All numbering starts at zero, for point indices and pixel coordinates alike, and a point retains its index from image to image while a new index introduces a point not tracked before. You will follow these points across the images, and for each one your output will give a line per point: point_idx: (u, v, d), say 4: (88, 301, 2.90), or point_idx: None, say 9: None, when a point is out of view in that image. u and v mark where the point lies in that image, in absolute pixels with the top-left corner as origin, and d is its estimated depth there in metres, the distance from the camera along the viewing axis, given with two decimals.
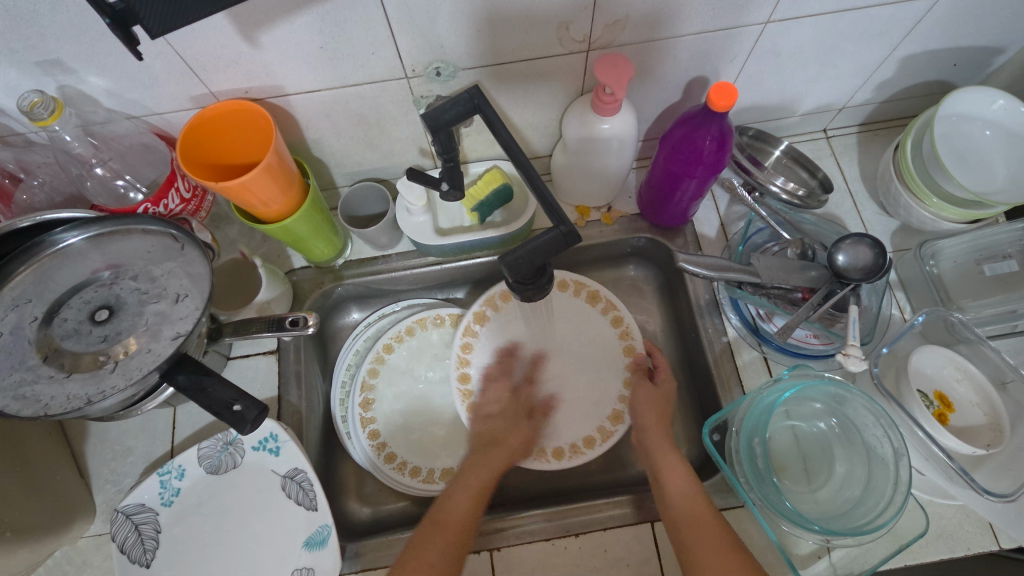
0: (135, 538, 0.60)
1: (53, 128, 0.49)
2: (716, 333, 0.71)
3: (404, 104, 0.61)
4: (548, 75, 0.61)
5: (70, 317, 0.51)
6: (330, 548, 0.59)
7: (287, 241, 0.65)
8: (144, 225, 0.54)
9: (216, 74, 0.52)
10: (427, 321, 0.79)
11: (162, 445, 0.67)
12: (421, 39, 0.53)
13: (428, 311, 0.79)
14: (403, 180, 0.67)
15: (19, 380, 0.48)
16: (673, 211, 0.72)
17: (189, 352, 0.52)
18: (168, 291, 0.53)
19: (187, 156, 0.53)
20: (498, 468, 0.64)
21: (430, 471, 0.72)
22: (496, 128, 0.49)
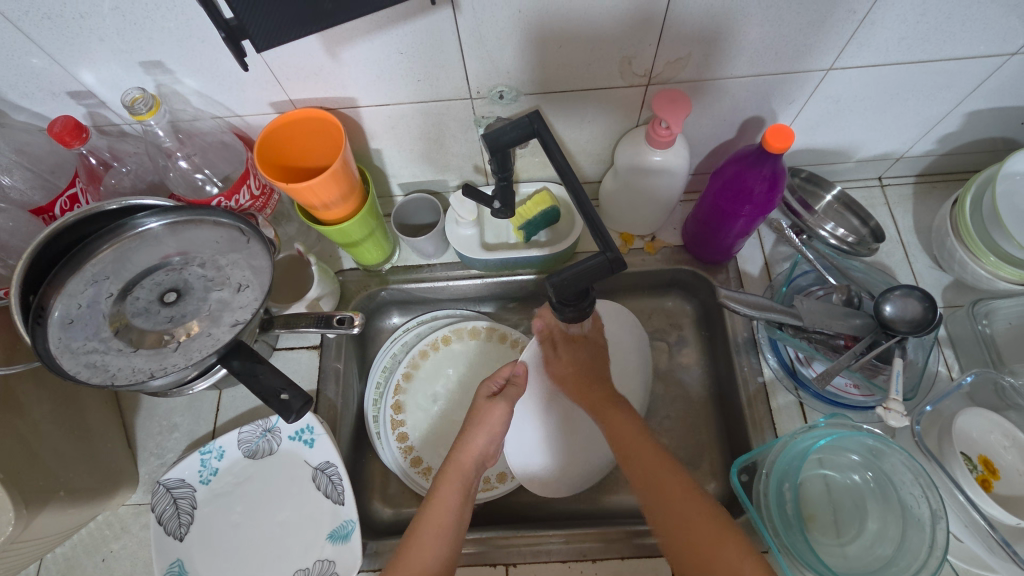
0: (172, 512, 0.63)
1: (148, 122, 0.53)
2: (752, 372, 0.70)
3: (464, 122, 0.64)
4: (606, 105, 0.63)
5: (141, 297, 0.55)
6: (352, 543, 0.61)
7: (342, 243, 0.68)
8: (216, 217, 0.58)
9: (297, 83, 0.56)
10: (464, 332, 0.80)
11: (204, 425, 0.71)
12: (488, 64, 0.56)
13: (467, 322, 0.81)
14: (456, 194, 0.71)
15: (93, 350, 0.51)
16: (717, 247, 0.72)
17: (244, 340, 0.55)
18: (231, 279, 0.57)
19: (262, 158, 0.57)
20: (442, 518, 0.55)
21: None
22: (552, 152, 0.51)
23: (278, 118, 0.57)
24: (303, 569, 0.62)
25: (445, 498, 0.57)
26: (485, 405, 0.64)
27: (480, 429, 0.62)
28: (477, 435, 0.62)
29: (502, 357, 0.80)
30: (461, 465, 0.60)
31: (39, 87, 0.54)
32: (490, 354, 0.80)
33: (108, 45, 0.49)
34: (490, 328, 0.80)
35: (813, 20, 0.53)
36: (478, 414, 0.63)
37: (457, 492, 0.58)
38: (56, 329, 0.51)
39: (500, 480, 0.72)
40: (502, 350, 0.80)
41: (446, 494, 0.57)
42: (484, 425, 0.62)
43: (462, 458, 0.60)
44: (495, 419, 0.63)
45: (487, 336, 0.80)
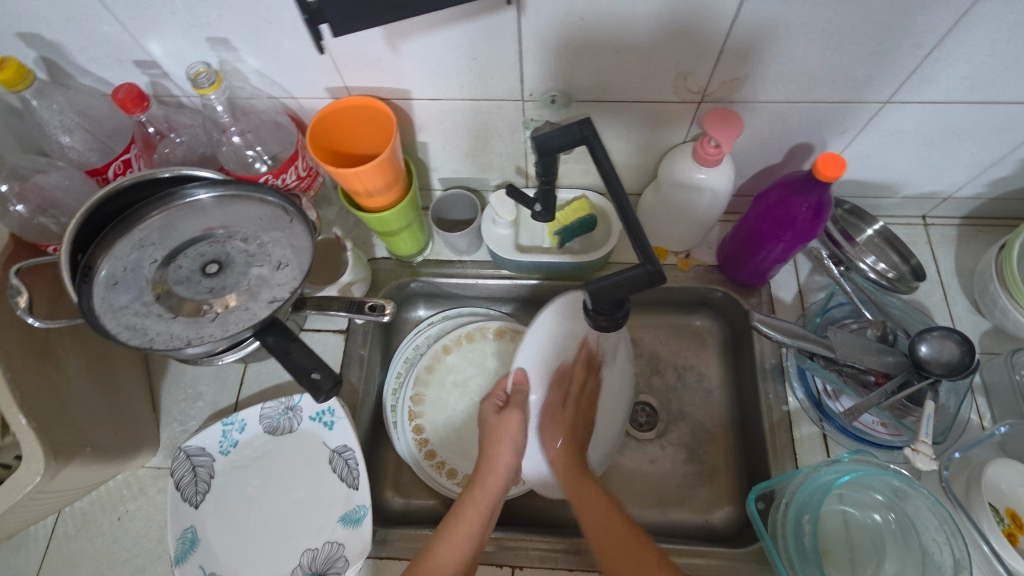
0: (190, 478, 0.64)
1: (208, 96, 0.55)
2: (777, 401, 0.69)
3: (513, 123, 0.64)
4: (655, 119, 0.63)
5: (184, 265, 0.56)
6: (362, 529, 0.61)
7: (379, 231, 0.69)
8: (262, 195, 0.57)
9: (354, 71, 0.56)
10: (487, 330, 0.81)
11: (228, 397, 0.72)
12: (543, 68, 0.56)
13: (491, 321, 0.81)
14: (496, 193, 0.71)
15: (134, 313, 0.53)
16: (752, 270, 0.71)
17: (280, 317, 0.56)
18: (271, 257, 0.58)
19: (313, 140, 0.58)
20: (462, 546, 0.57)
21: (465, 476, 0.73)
22: (599, 161, 0.52)
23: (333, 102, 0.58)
24: (312, 548, 0.62)
25: (467, 521, 0.59)
26: (495, 419, 0.65)
27: (503, 444, 0.64)
28: (501, 452, 0.64)
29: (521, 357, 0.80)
30: (488, 489, 0.62)
31: (108, 53, 0.55)
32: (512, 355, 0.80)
33: (178, 19, 0.51)
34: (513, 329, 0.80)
35: (876, 51, 0.52)
36: (495, 431, 0.64)
37: (478, 521, 0.60)
38: (100, 289, 0.53)
39: (511, 483, 0.71)
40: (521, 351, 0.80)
41: (468, 522, 0.59)
42: (501, 440, 0.64)
43: (489, 481, 0.63)
44: (511, 430, 0.64)
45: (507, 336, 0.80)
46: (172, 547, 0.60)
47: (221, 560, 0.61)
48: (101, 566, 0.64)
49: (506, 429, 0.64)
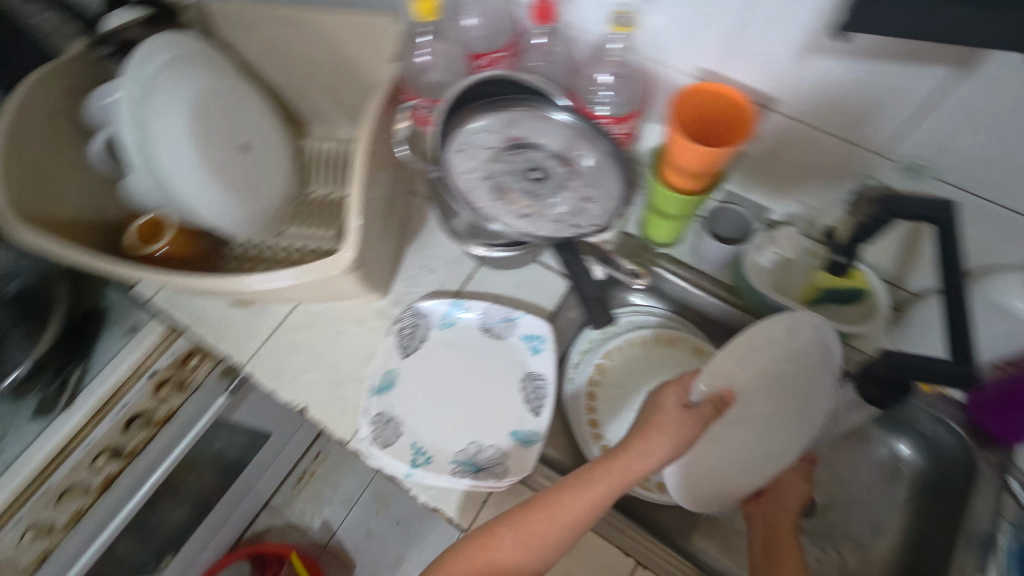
0: (409, 331, 0.73)
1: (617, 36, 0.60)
2: (971, 567, 0.63)
3: (847, 172, 0.63)
4: (1003, 234, 0.59)
5: (511, 163, 0.61)
6: (530, 451, 0.65)
7: (656, 204, 0.71)
8: (595, 139, 0.57)
9: (743, 67, 0.59)
10: (686, 342, 0.81)
11: (456, 284, 0.79)
12: (927, 136, 0.55)
13: (694, 337, 0.81)
14: (785, 229, 0.70)
15: (471, 179, 0.63)
16: (1015, 431, 0.62)
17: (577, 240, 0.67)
18: (581, 192, 0.61)
19: (675, 108, 0.60)
20: (570, 526, 0.52)
21: None
22: (950, 251, 0.52)
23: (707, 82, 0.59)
24: (477, 442, 0.67)
25: (591, 499, 0.53)
26: (659, 395, 0.59)
27: (664, 429, 0.55)
28: (659, 439, 0.54)
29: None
30: (627, 473, 0.53)
31: None
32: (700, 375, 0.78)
33: None
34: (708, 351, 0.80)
35: None
36: (656, 411, 0.57)
37: (602, 502, 0.53)
38: (448, 149, 0.61)
39: (659, 489, 0.72)
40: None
41: (591, 499, 0.53)
42: (668, 424, 0.55)
43: (632, 467, 0.53)
44: (676, 422, 0.55)
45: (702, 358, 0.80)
46: (377, 379, 0.69)
47: (404, 408, 0.69)
48: (312, 361, 0.75)
49: (678, 425, 0.56)
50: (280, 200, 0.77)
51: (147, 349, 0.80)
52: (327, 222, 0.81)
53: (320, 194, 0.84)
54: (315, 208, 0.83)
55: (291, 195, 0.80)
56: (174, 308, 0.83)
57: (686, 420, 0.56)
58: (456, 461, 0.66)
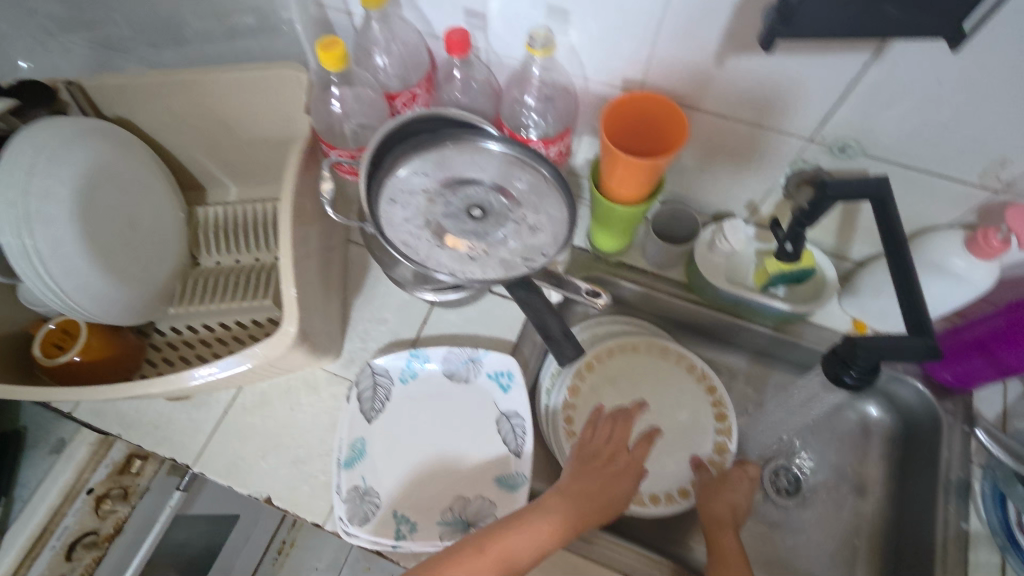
0: (370, 393, 0.68)
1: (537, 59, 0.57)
2: (956, 518, 0.65)
3: (779, 161, 0.63)
4: (935, 197, 0.59)
5: (450, 203, 0.58)
6: (517, 495, 0.63)
7: (601, 218, 0.71)
8: (537, 165, 0.59)
9: (664, 70, 0.58)
10: (685, 361, 0.79)
11: (410, 331, 0.76)
12: (852, 115, 0.54)
13: (691, 355, 0.80)
14: (732, 222, 0.71)
15: (407, 232, 0.57)
16: (962, 373, 0.68)
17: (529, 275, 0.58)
18: (528, 219, 0.59)
19: (610, 119, 0.59)
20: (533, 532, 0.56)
21: None
22: (890, 220, 0.52)
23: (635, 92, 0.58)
24: (463, 497, 0.64)
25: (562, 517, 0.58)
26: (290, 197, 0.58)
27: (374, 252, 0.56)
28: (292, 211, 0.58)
29: (697, 403, 0.78)
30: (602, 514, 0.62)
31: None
32: (671, 375, 0.79)
33: None
34: (704, 375, 0.79)
35: None
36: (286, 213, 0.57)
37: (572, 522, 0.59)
38: (382, 200, 0.57)
39: (653, 502, 0.72)
40: (704, 399, 0.78)
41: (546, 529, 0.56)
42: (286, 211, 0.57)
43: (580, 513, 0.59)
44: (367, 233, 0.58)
45: (694, 375, 0.79)
46: (344, 451, 0.64)
47: (379, 478, 0.64)
48: (269, 445, 0.70)
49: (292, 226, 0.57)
50: (168, 273, 0.72)
51: (78, 465, 0.77)
52: (261, 289, 0.74)
53: (229, 263, 0.77)
54: (226, 278, 0.75)
55: (181, 268, 0.75)
56: (102, 419, 0.71)
57: (597, 446, 0.68)
58: (444, 522, 0.62)
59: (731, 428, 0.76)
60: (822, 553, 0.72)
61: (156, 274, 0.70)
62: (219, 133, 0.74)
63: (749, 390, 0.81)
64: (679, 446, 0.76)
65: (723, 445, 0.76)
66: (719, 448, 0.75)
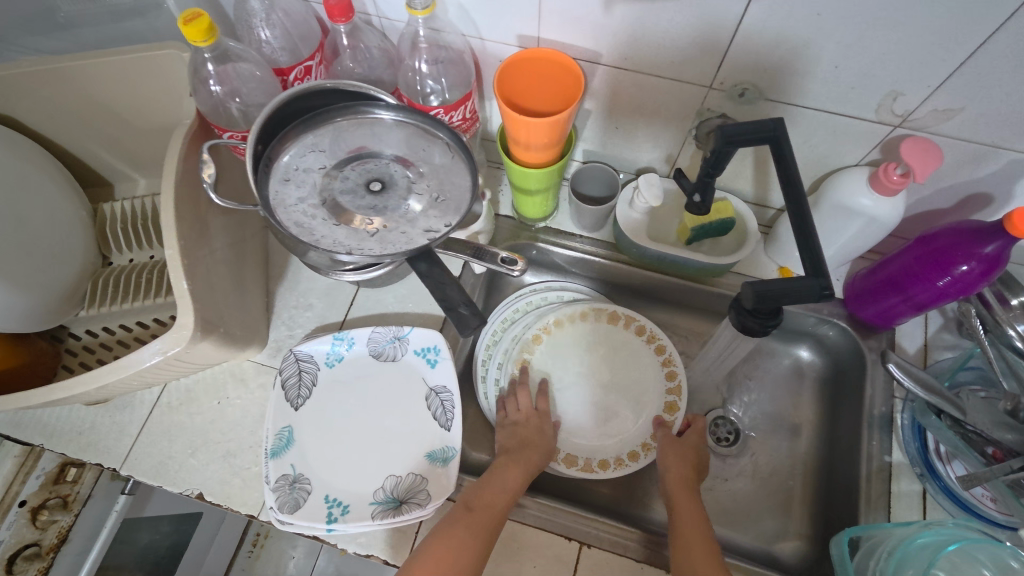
0: (295, 380, 0.67)
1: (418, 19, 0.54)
2: (879, 450, 0.67)
3: (687, 110, 0.62)
4: (839, 137, 0.59)
5: (350, 178, 0.56)
6: (449, 469, 0.63)
7: (517, 184, 0.70)
8: (434, 130, 0.57)
9: (556, 23, 0.56)
10: (634, 324, 0.77)
11: (337, 314, 0.74)
12: (746, 57, 0.53)
13: (639, 317, 0.77)
14: (646, 176, 0.69)
15: (302, 212, 0.54)
16: (881, 312, 0.69)
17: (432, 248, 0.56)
18: (431, 190, 0.57)
19: (503, 77, 0.57)
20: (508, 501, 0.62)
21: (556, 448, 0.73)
22: (787, 164, 0.52)
23: (528, 50, 0.57)
24: (395, 475, 0.64)
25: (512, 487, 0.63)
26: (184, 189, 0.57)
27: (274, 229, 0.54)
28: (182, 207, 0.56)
29: (647, 364, 0.76)
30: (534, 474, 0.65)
31: None
32: (622, 339, 0.77)
33: None
34: (653, 336, 0.76)
35: None
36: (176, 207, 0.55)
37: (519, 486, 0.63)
38: (274, 181, 0.55)
39: (602, 468, 0.71)
40: (655, 361, 0.76)
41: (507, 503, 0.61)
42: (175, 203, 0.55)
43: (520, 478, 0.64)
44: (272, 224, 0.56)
45: (643, 337, 0.76)
46: (271, 441, 0.63)
47: (309, 464, 0.64)
48: (198, 441, 0.68)
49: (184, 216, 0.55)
50: (74, 275, 0.70)
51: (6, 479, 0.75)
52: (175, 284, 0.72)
53: (142, 260, 0.75)
54: (137, 276, 0.73)
55: (89, 269, 0.72)
56: (21, 429, 0.70)
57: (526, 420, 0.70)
58: (376, 502, 0.62)
59: (680, 385, 0.74)
60: (761, 497, 0.73)
61: (58, 277, 0.67)
62: (112, 123, 0.70)
63: (684, 344, 0.82)
64: (632, 411, 0.74)
65: (673, 404, 0.73)
66: (669, 407, 0.73)
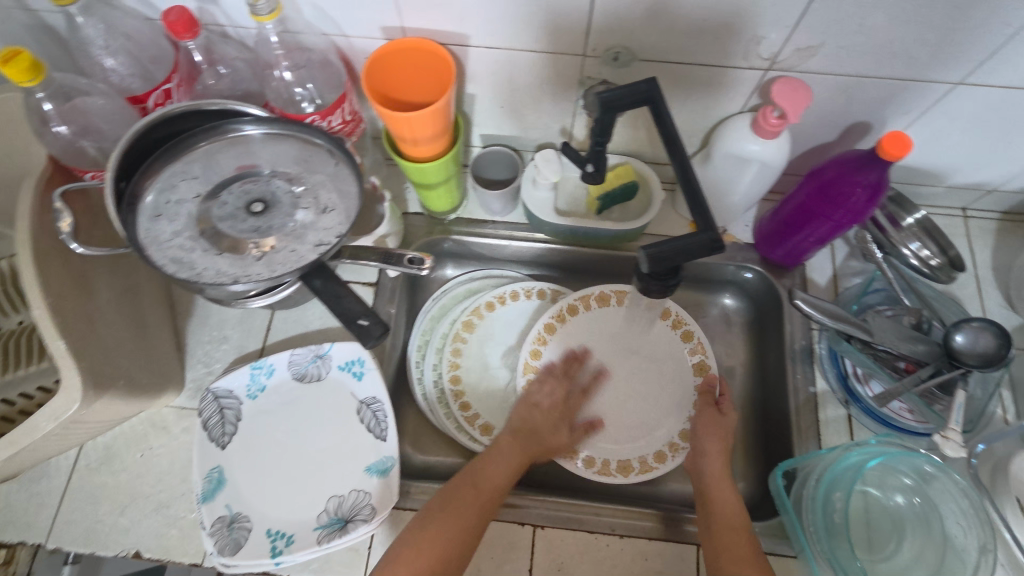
0: (217, 419, 0.64)
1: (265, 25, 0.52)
2: (804, 382, 0.70)
3: (569, 80, 0.61)
4: (718, 87, 0.59)
5: (229, 202, 0.53)
6: (390, 479, 0.62)
7: (416, 181, 0.68)
8: (310, 136, 0.56)
9: (417, 10, 0.54)
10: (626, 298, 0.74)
11: (255, 341, 0.71)
12: (612, 21, 0.53)
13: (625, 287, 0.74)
14: (542, 153, 0.69)
15: (179, 246, 0.51)
16: (790, 250, 0.71)
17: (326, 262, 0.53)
18: (318, 201, 0.55)
19: (371, 73, 0.55)
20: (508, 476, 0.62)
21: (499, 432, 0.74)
22: (665, 123, 0.51)
23: (389, 42, 0.54)
24: (337, 495, 0.62)
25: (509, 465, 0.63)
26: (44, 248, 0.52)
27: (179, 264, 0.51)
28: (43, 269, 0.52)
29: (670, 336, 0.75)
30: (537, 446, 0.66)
31: None
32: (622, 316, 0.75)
33: None
34: (680, 320, 0.74)
35: (943, 28, 0.50)
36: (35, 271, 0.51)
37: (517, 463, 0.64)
38: (144, 218, 0.51)
39: (659, 462, 0.69)
40: (667, 328, 0.74)
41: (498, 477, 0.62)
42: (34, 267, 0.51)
43: (519, 456, 0.65)
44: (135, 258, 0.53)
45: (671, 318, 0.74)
46: (199, 485, 0.61)
47: (245, 502, 0.61)
48: (126, 499, 0.65)
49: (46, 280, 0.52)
50: None
51: None
52: None
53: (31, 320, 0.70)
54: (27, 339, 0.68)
55: None
56: None
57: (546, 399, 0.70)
58: (320, 526, 0.61)
59: (701, 344, 0.73)
60: None
61: None
62: None
63: None
64: (665, 386, 0.73)
65: (703, 363, 0.73)
66: (699, 368, 0.73)
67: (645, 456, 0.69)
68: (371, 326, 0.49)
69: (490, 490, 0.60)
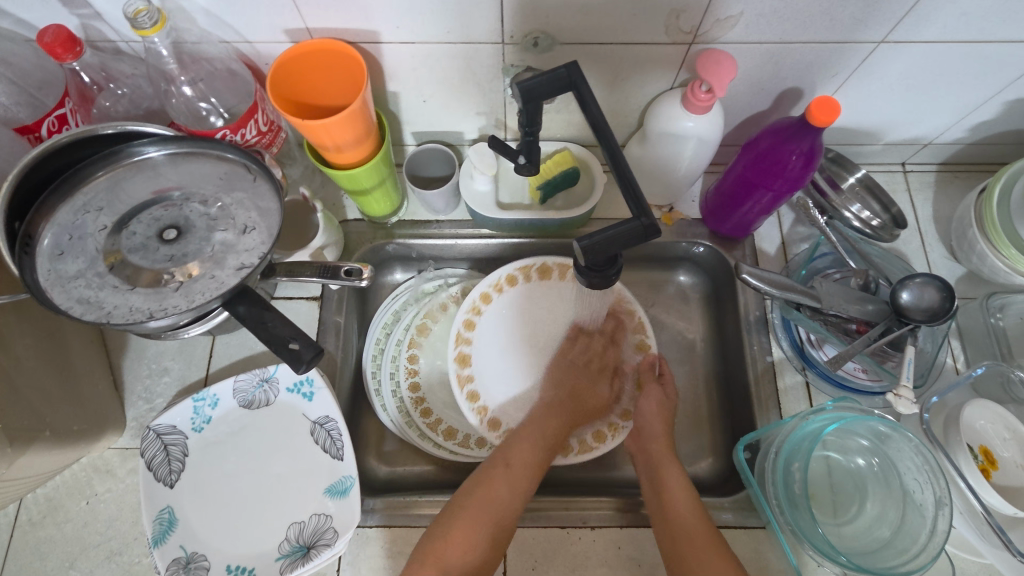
0: (162, 458, 0.61)
1: (152, 38, 0.48)
2: (761, 352, 0.70)
3: (493, 69, 0.59)
4: (646, 64, 0.58)
5: (138, 232, 0.50)
6: (350, 499, 0.60)
7: (349, 189, 0.65)
8: (221, 151, 0.53)
9: (319, 10, 0.50)
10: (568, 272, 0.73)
11: (197, 370, 0.68)
12: (526, 5, 0.51)
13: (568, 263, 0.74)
14: (475, 147, 0.67)
15: (87, 284, 0.48)
16: (736, 222, 0.70)
17: (251, 286, 0.50)
18: (236, 220, 0.52)
19: (276, 80, 0.52)
20: (538, 449, 0.63)
21: (464, 435, 0.71)
22: (589, 107, 0.48)
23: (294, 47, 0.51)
24: (298, 521, 0.60)
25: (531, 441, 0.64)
26: None
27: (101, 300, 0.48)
28: None
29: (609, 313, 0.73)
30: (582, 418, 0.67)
31: None
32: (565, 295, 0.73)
33: None
34: (623, 300, 0.73)
35: None
36: None
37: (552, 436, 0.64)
38: (44, 259, 0.48)
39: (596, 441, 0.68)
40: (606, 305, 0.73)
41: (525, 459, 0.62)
42: None
43: (549, 423, 0.65)
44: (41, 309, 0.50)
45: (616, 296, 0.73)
46: (149, 529, 0.58)
47: (201, 540, 0.59)
48: (74, 551, 0.62)
49: None
50: None
51: None
52: None
53: None
54: None
55: None
56: None
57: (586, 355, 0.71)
58: (282, 556, 0.59)
59: (643, 322, 0.72)
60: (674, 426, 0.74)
61: None
62: None
63: None
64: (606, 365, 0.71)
65: (643, 342, 0.72)
66: (640, 346, 0.72)
67: (583, 436, 0.68)
68: (307, 351, 0.47)
69: (522, 464, 0.61)
